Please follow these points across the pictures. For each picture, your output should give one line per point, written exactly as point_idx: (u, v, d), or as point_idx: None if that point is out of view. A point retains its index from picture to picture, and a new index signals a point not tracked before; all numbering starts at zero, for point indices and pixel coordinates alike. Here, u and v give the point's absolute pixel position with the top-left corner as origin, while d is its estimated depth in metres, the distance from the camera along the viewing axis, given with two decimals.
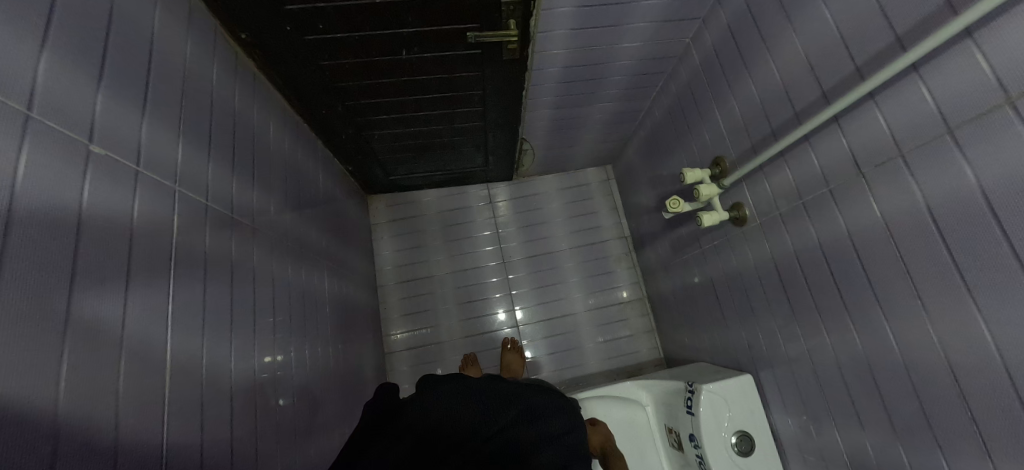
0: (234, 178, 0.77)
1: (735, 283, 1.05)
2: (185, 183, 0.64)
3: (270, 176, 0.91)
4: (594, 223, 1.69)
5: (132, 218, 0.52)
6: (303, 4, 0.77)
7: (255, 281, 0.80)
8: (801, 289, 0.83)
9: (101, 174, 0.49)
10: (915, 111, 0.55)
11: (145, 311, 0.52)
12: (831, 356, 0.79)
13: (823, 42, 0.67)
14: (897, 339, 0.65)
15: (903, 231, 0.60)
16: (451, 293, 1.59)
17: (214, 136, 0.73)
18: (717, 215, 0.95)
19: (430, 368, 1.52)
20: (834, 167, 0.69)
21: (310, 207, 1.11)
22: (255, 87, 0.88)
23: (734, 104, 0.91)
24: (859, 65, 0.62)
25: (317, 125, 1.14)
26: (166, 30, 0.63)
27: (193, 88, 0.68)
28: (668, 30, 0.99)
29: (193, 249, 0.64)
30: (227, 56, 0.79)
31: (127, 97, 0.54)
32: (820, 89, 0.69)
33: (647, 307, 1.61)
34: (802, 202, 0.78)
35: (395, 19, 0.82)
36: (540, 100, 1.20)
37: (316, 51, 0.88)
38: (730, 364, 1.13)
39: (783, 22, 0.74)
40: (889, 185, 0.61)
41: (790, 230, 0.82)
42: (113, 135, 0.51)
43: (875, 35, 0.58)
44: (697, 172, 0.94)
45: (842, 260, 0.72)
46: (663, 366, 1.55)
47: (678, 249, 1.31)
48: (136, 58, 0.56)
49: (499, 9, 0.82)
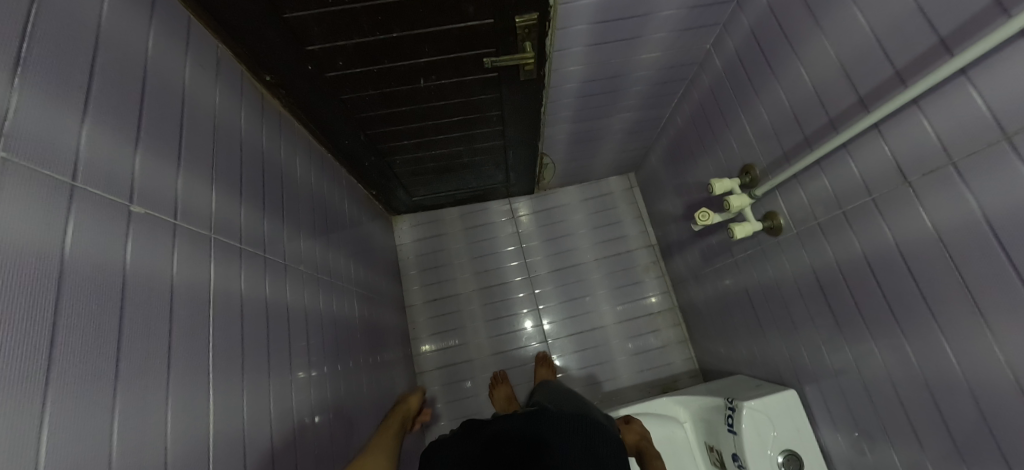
0: (267, 219, 0.79)
1: (771, 296, 1.00)
2: (221, 229, 0.65)
3: (299, 210, 0.93)
4: (619, 232, 1.65)
5: (171, 272, 0.54)
6: (324, 44, 0.79)
7: (290, 317, 0.81)
8: (847, 303, 0.78)
9: (142, 232, 0.50)
10: (965, 116, 0.52)
11: (189, 359, 0.54)
12: (883, 372, 0.74)
13: (857, 46, 0.63)
14: (957, 356, 0.61)
15: (959, 242, 0.56)
16: (478, 309, 1.59)
17: (245, 179, 0.74)
18: (749, 226, 0.90)
19: (461, 385, 1.52)
20: (878, 177, 0.65)
21: (337, 236, 1.13)
22: (281, 125, 0.91)
23: (761, 110, 0.88)
24: (899, 69, 0.58)
25: (340, 155, 1.16)
26: (196, 83, 0.65)
27: (224, 135, 0.70)
28: (688, 38, 0.96)
29: (229, 292, 0.65)
30: (253, 99, 0.81)
31: (164, 153, 0.56)
32: (857, 94, 0.65)
33: (678, 317, 1.57)
34: (843, 212, 0.74)
35: (411, 51, 0.83)
36: (559, 115, 1.19)
37: (337, 86, 0.90)
38: (770, 378, 1.07)
39: (811, 27, 0.71)
40: (938, 195, 0.57)
41: (831, 239, 0.78)
42: (151, 191, 0.53)
43: (917, 38, 0.55)
44: (726, 182, 0.91)
45: (892, 275, 0.67)
46: (699, 378, 1.50)
47: (707, 259, 1.26)
48: (169, 113, 0.58)
49: (513, 34, 0.82)
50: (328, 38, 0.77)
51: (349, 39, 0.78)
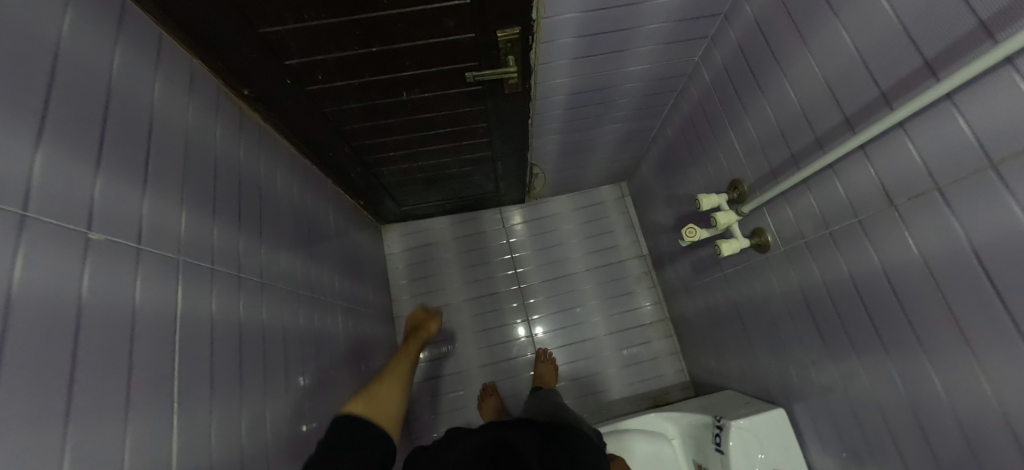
0: (244, 236, 0.77)
1: (760, 313, 0.98)
2: (192, 250, 0.64)
3: (279, 225, 0.91)
4: (611, 242, 1.64)
5: (133, 298, 0.52)
6: (302, 58, 0.77)
7: (267, 336, 0.80)
8: (835, 324, 0.76)
9: (101, 260, 0.49)
10: (950, 142, 0.50)
11: (153, 388, 0.52)
12: (870, 395, 0.72)
13: (843, 66, 0.62)
14: (944, 384, 0.59)
15: (945, 270, 0.55)
16: (468, 320, 1.57)
17: (220, 196, 0.73)
18: (737, 243, 0.88)
19: (450, 397, 1.50)
20: (863, 199, 0.64)
21: (321, 249, 1.11)
22: (261, 139, 0.89)
23: (749, 126, 0.87)
24: (884, 90, 0.57)
25: (324, 167, 1.14)
26: (166, 101, 0.64)
27: (197, 152, 0.69)
28: (676, 50, 0.95)
29: (200, 314, 0.63)
30: (230, 114, 0.80)
31: (129, 175, 0.54)
32: (843, 114, 0.64)
33: (670, 328, 1.55)
34: (830, 232, 0.72)
35: (392, 65, 0.81)
36: (547, 127, 1.17)
37: (318, 100, 0.89)
38: (760, 394, 1.06)
39: (797, 44, 0.69)
40: (924, 220, 0.56)
41: (818, 259, 0.76)
42: (112, 216, 0.51)
43: (901, 60, 0.54)
44: (713, 198, 0.89)
45: (879, 299, 0.66)
46: (691, 390, 1.48)
47: (698, 272, 1.24)
48: (136, 134, 0.56)
49: (496, 48, 0.80)
50: (305, 52, 0.76)
51: (327, 53, 0.76)
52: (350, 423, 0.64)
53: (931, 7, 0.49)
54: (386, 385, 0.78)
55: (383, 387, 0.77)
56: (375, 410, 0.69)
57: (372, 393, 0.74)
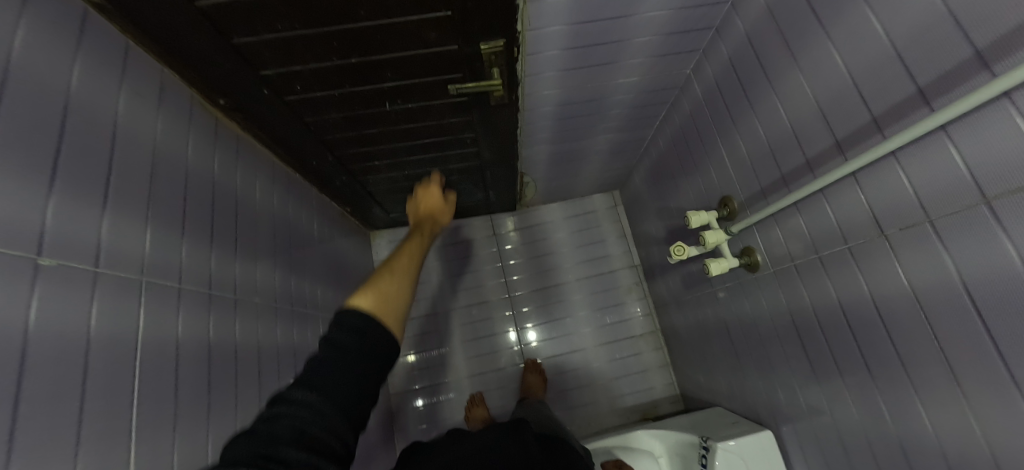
0: (217, 251, 0.75)
1: (749, 332, 0.96)
2: (156, 271, 0.61)
3: (257, 237, 0.89)
4: (603, 252, 1.62)
5: (88, 326, 0.49)
6: (278, 68, 0.75)
7: (241, 355, 0.77)
8: (823, 350, 0.74)
9: (53, 287, 0.46)
10: (939, 174, 0.48)
11: (109, 419, 0.49)
12: (858, 424, 0.70)
13: (834, 88, 0.60)
14: (932, 420, 0.57)
15: (935, 305, 0.53)
16: (457, 329, 1.55)
17: (191, 211, 0.70)
18: (726, 263, 0.86)
19: (437, 407, 1.48)
20: (853, 225, 0.62)
21: (303, 260, 1.09)
22: (238, 149, 0.87)
23: (739, 142, 0.85)
24: (875, 116, 0.54)
25: (308, 175, 1.12)
26: (132, 114, 0.61)
27: (166, 166, 0.66)
28: (666, 63, 0.92)
29: (164, 337, 0.60)
30: (204, 124, 0.77)
31: (86, 195, 0.52)
32: (833, 137, 0.61)
33: (660, 340, 1.53)
34: (819, 256, 0.70)
35: (373, 76, 0.79)
36: (536, 137, 1.15)
37: (299, 109, 0.87)
38: (749, 414, 1.04)
39: (788, 63, 0.67)
40: (915, 253, 0.54)
41: (807, 283, 0.74)
42: (65, 239, 0.48)
43: (893, 86, 0.51)
44: (702, 216, 0.87)
45: (867, 328, 0.64)
46: (680, 403, 1.47)
47: (688, 286, 1.22)
48: (95, 150, 0.54)
49: (479, 60, 0.78)
50: (281, 63, 0.73)
51: (304, 64, 0.74)
52: (360, 324, 0.50)
53: (923, 34, 0.47)
54: (391, 271, 0.60)
55: (387, 278, 0.58)
56: (382, 304, 0.55)
57: (375, 281, 0.57)
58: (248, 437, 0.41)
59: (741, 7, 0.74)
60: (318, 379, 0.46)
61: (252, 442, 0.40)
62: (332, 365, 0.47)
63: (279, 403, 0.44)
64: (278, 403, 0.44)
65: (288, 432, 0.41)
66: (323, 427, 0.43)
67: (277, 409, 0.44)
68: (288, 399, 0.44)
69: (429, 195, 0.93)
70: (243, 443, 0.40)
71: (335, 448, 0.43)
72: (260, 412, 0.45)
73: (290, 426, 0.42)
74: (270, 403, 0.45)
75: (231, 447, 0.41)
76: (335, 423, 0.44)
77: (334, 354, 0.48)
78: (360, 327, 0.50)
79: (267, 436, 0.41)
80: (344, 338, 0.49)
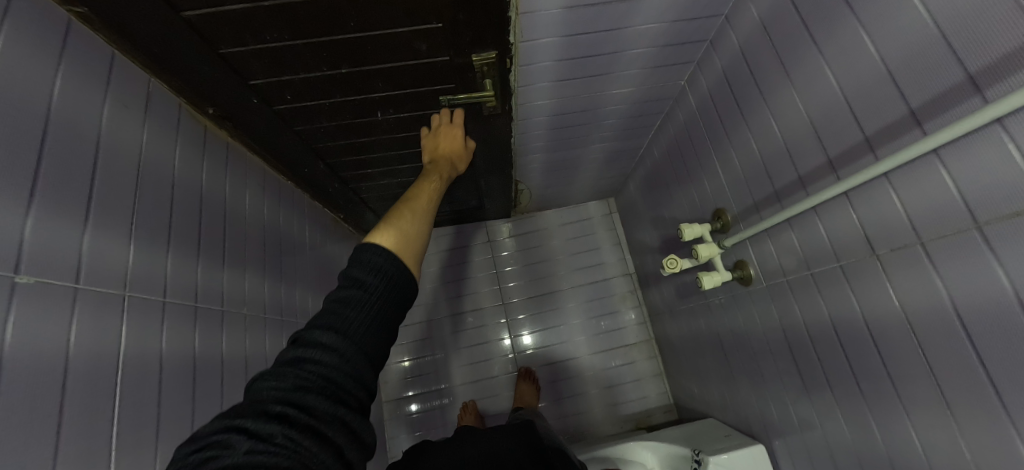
0: (204, 262, 0.74)
1: (742, 345, 0.96)
2: (140, 285, 0.60)
3: (246, 247, 0.88)
4: (597, 259, 1.61)
5: (68, 344, 0.48)
6: (268, 78, 0.74)
7: (227, 367, 0.76)
8: (815, 367, 0.74)
9: (32, 305, 0.44)
10: (930, 197, 0.48)
11: (89, 440, 0.48)
12: (849, 442, 0.70)
13: (827, 106, 0.59)
14: (923, 442, 0.57)
15: (926, 328, 0.52)
16: (450, 337, 1.54)
17: (179, 222, 0.69)
18: (719, 276, 0.85)
19: (430, 415, 1.47)
20: (844, 244, 0.61)
21: (293, 268, 1.08)
22: (228, 157, 0.86)
23: (732, 155, 0.84)
24: (868, 135, 0.54)
25: (300, 182, 1.11)
26: (116, 124, 0.60)
27: (153, 176, 0.65)
28: (661, 74, 0.92)
29: (148, 353, 0.59)
30: (193, 133, 0.76)
31: (67, 209, 0.51)
32: (826, 155, 0.61)
33: (654, 349, 1.53)
34: (811, 273, 0.70)
35: (364, 86, 0.78)
36: (530, 146, 1.14)
37: (289, 118, 0.86)
38: (741, 426, 1.03)
39: (781, 78, 0.67)
40: (906, 274, 0.53)
41: (799, 299, 0.74)
42: (45, 256, 0.47)
43: (886, 106, 0.51)
44: (696, 228, 0.86)
45: (859, 347, 0.64)
46: (674, 413, 1.46)
47: (682, 296, 1.22)
48: (78, 163, 0.53)
49: (472, 71, 0.77)
50: (271, 73, 0.73)
51: (294, 74, 0.73)
52: (388, 264, 0.56)
53: (916, 55, 0.46)
54: (411, 214, 0.72)
55: (408, 221, 0.69)
56: (403, 242, 0.64)
57: (398, 223, 0.67)
58: (279, 373, 0.46)
59: (735, 21, 0.74)
60: (339, 325, 0.50)
61: (285, 377, 0.45)
62: (350, 312, 0.51)
63: (303, 345, 0.48)
64: (301, 345, 0.48)
65: (317, 371, 0.46)
66: (346, 368, 0.48)
67: (303, 350, 0.48)
68: (312, 341, 0.48)
69: (450, 136, 0.92)
70: (276, 377, 0.45)
71: (358, 386, 0.49)
72: (283, 352, 0.49)
73: (318, 367, 0.46)
74: (293, 344, 0.49)
75: (260, 382, 0.45)
76: (357, 366, 0.49)
77: (352, 304, 0.52)
78: (380, 271, 0.56)
79: (298, 373, 0.45)
80: (359, 293, 0.53)
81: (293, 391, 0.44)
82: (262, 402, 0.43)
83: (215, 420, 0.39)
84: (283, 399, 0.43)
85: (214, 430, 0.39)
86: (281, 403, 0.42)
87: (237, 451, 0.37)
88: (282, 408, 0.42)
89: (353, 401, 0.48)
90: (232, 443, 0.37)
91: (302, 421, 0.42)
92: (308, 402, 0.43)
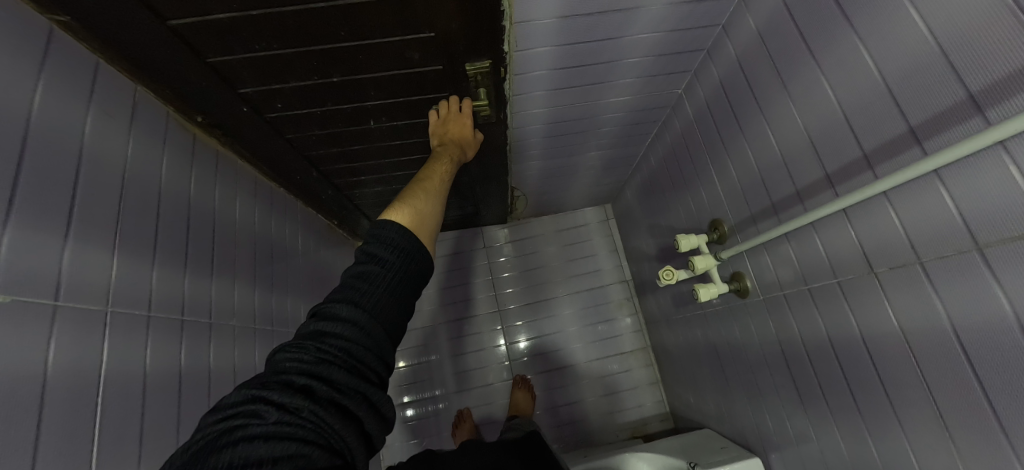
0: (192, 273, 0.72)
1: (738, 357, 0.95)
2: (122, 300, 0.58)
3: (236, 257, 0.86)
4: (594, 266, 1.60)
5: (45, 363, 0.46)
6: (257, 87, 0.73)
7: (215, 380, 0.75)
8: (811, 383, 0.73)
9: (8, 325, 0.43)
10: (930, 217, 0.47)
11: (66, 463, 0.47)
12: (847, 460, 0.69)
13: (825, 120, 0.58)
14: (922, 465, 0.56)
15: (926, 349, 0.51)
16: (444, 344, 1.53)
17: (166, 233, 0.68)
18: (715, 289, 0.84)
19: (424, 423, 1.46)
20: (843, 260, 0.60)
21: (284, 277, 1.06)
22: (218, 165, 0.84)
23: (729, 166, 0.83)
24: (866, 151, 0.53)
25: (292, 189, 1.10)
26: (100, 135, 0.58)
27: (138, 187, 0.64)
28: (658, 83, 0.91)
29: (131, 370, 0.57)
30: (181, 142, 0.75)
31: (46, 224, 0.49)
32: (824, 170, 0.60)
33: (651, 356, 1.52)
34: (809, 288, 0.69)
35: (356, 95, 0.77)
36: (526, 153, 1.13)
37: (281, 126, 0.85)
38: (738, 438, 1.02)
39: (778, 90, 0.66)
40: (905, 293, 0.52)
41: (796, 313, 0.73)
42: (22, 273, 0.45)
43: (884, 123, 0.50)
44: (692, 239, 0.85)
45: (856, 365, 0.63)
46: (670, 421, 1.45)
47: (678, 305, 1.21)
48: (58, 176, 0.51)
49: (465, 80, 0.76)
50: (260, 81, 0.71)
51: (284, 83, 0.72)
52: (403, 239, 0.61)
53: (916, 72, 0.45)
54: (426, 193, 0.73)
55: (424, 198, 0.72)
56: (418, 219, 0.68)
57: (413, 200, 0.70)
58: (300, 346, 0.50)
59: (732, 31, 0.73)
60: (357, 300, 0.54)
61: (307, 350, 0.49)
62: (366, 287, 0.55)
63: (321, 319, 0.53)
64: (319, 319, 0.53)
65: (337, 345, 0.50)
66: (363, 341, 0.52)
67: (322, 325, 0.52)
68: (333, 316, 0.53)
69: (458, 126, 0.84)
70: (300, 350, 0.49)
71: (375, 357, 0.53)
72: (303, 326, 0.53)
73: (337, 340, 0.51)
74: (312, 318, 0.54)
75: (284, 352, 0.50)
76: (373, 338, 0.53)
77: (368, 280, 0.56)
78: (395, 247, 0.60)
79: (318, 346, 0.50)
80: (375, 269, 0.57)
81: (314, 364, 0.48)
82: (285, 372, 0.47)
83: (245, 389, 0.44)
84: (304, 371, 0.48)
85: (245, 397, 0.44)
86: (303, 375, 0.47)
87: (267, 419, 0.42)
88: (304, 380, 0.46)
89: (370, 373, 0.52)
90: (262, 412, 0.42)
91: (323, 392, 0.47)
92: (328, 374, 0.48)
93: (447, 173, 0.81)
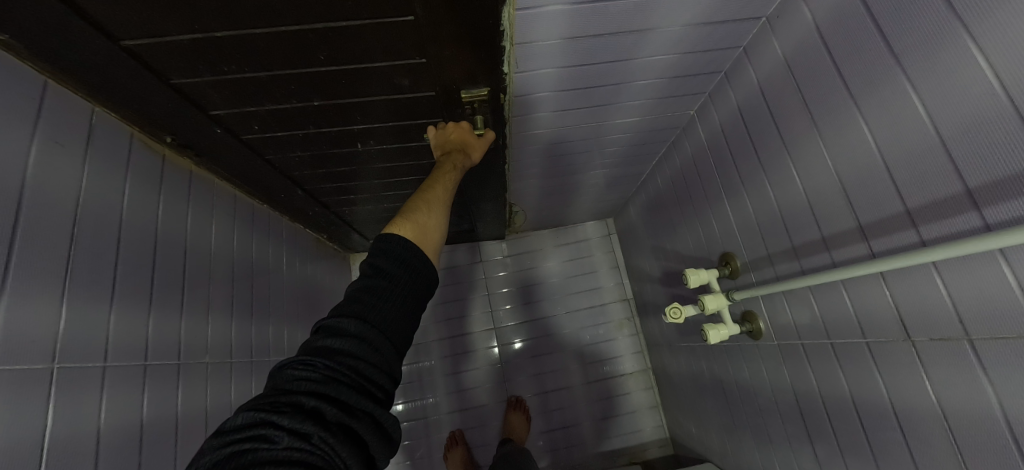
0: (159, 313, 0.66)
1: (746, 398, 0.90)
2: (73, 353, 0.52)
3: (211, 287, 0.80)
4: (594, 283, 1.55)
5: None
6: (229, 109, 0.66)
7: (183, 427, 0.69)
8: (829, 441, 0.68)
9: None
10: (988, 298, 0.41)
11: None
12: None
13: (861, 167, 0.52)
14: None
15: (971, 438, 0.46)
16: (439, 362, 1.47)
17: (128, 271, 0.61)
18: (726, 330, 0.79)
19: (416, 444, 1.41)
20: (873, 321, 0.55)
21: (266, 301, 1.00)
22: (191, 187, 0.78)
23: (745, 199, 0.77)
24: (909, 208, 0.47)
25: (277, 206, 1.04)
26: (49, 166, 0.51)
27: (93, 221, 0.57)
28: (670, 104, 0.85)
29: (82, 434, 0.51)
30: (148, 165, 0.68)
31: None
32: (857, 222, 0.54)
33: (652, 379, 1.47)
34: (831, 344, 0.63)
35: (341, 119, 0.70)
36: (526, 171, 1.07)
37: (260, 147, 0.78)
38: None
39: (806, 125, 0.60)
40: (948, 372, 0.47)
41: (816, 367, 0.68)
42: None
43: (934, 182, 0.44)
44: (702, 275, 0.80)
45: (882, 434, 0.57)
46: (670, 448, 1.41)
47: (682, 332, 1.16)
48: None
49: (460, 107, 0.69)
50: (232, 104, 0.65)
51: (259, 105, 0.65)
52: (404, 250, 0.54)
53: (977, 128, 0.39)
54: (429, 203, 0.64)
55: (426, 211, 0.62)
56: (421, 235, 0.59)
57: (415, 214, 0.61)
58: (307, 364, 0.44)
59: (755, 56, 0.67)
60: (364, 314, 0.48)
61: (314, 368, 0.43)
62: (374, 300, 0.49)
63: (328, 335, 0.47)
64: (327, 334, 0.47)
65: (346, 363, 0.44)
66: (372, 357, 0.46)
67: (330, 341, 0.46)
68: (340, 332, 0.47)
69: (458, 129, 0.73)
70: (308, 368, 0.43)
71: (386, 377, 0.47)
72: (307, 343, 0.47)
73: (346, 357, 0.45)
74: (319, 334, 0.47)
75: (288, 371, 0.44)
76: (384, 357, 0.47)
77: (374, 293, 0.50)
78: (398, 259, 0.53)
79: (328, 363, 0.43)
80: (381, 282, 0.51)
81: (323, 383, 0.42)
82: (291, 393, 0.41)
83: (249, 411, 0.38)
84: (312, 391, 0.41)
85: (249, 421, 0.37)
86: (312, 395, 0.41)
87: (277, 444, 0.36)
88: (314, 401, 0.40)
89: (379, 394, 0.46)
90: (270, 439, 0.36)
91: (334, 415, 0.40)
92: (337, 395, 0.42)
93: (453, 182, 0.70)
